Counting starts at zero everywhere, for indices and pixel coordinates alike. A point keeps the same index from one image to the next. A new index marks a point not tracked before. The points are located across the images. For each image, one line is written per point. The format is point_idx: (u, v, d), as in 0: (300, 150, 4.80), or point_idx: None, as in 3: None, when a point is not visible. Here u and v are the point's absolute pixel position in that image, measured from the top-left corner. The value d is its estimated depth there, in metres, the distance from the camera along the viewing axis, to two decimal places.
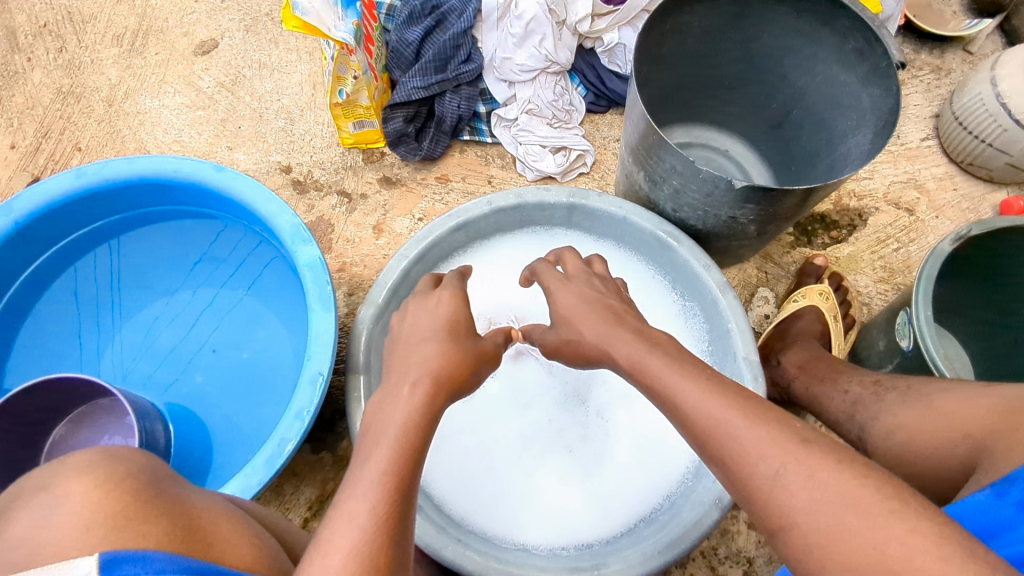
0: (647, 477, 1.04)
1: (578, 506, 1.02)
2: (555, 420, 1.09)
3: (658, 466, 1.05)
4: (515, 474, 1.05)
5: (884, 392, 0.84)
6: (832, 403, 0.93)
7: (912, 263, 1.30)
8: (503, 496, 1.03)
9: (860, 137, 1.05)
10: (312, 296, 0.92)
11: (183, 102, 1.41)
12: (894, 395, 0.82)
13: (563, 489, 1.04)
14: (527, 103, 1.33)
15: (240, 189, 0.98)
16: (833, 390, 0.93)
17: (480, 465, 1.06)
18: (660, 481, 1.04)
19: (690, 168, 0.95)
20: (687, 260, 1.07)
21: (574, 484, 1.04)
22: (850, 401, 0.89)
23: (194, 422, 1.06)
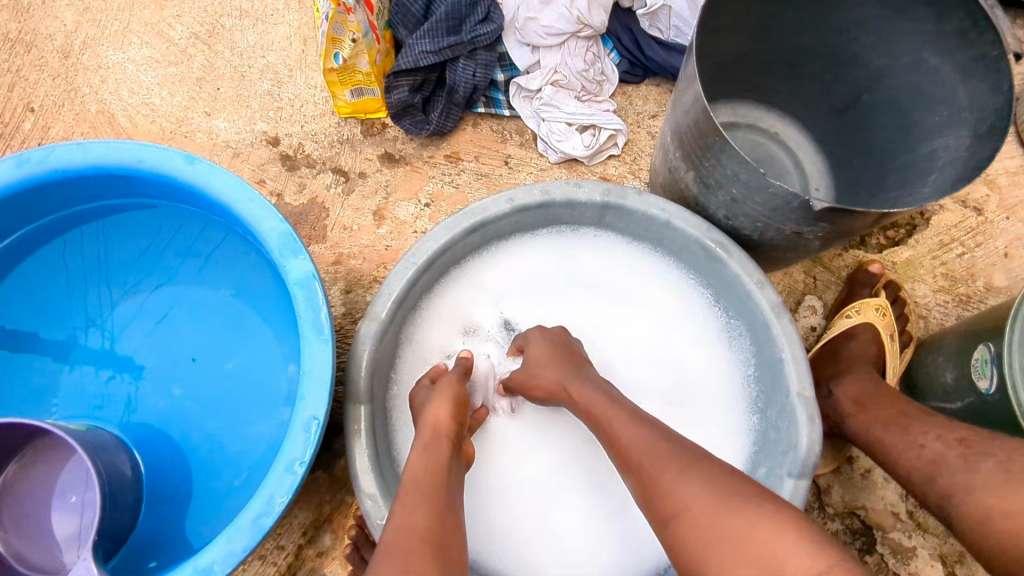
0: None
1: (601, 549, 0.93)
2: (580, 449, 0.98)
3: None
4: (534, 509, 0.95)
5: (978, 463, 0.75)
6: (905, 458, 0.83)
7: (976, 270, 1.16)
8: (521, 532, 0.94)
9: (951, 139, 0.89)
10: (303, 320, 0.78)
11: (152, 56, 1.22)
12: (994, 471, 0.72)
13: (585, 530, 0.94)
14: (553, 73, 1.15)
15: (216, 186, 0.82)
16: (906, 444, 0.84)
17: (497, 498, 0.95)
18: None
19: (756, 180, 0.80)
20: (737, 275, 0.93)
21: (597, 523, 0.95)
22: (928, 459, 0.80)
23: (171, 444, 0.94)
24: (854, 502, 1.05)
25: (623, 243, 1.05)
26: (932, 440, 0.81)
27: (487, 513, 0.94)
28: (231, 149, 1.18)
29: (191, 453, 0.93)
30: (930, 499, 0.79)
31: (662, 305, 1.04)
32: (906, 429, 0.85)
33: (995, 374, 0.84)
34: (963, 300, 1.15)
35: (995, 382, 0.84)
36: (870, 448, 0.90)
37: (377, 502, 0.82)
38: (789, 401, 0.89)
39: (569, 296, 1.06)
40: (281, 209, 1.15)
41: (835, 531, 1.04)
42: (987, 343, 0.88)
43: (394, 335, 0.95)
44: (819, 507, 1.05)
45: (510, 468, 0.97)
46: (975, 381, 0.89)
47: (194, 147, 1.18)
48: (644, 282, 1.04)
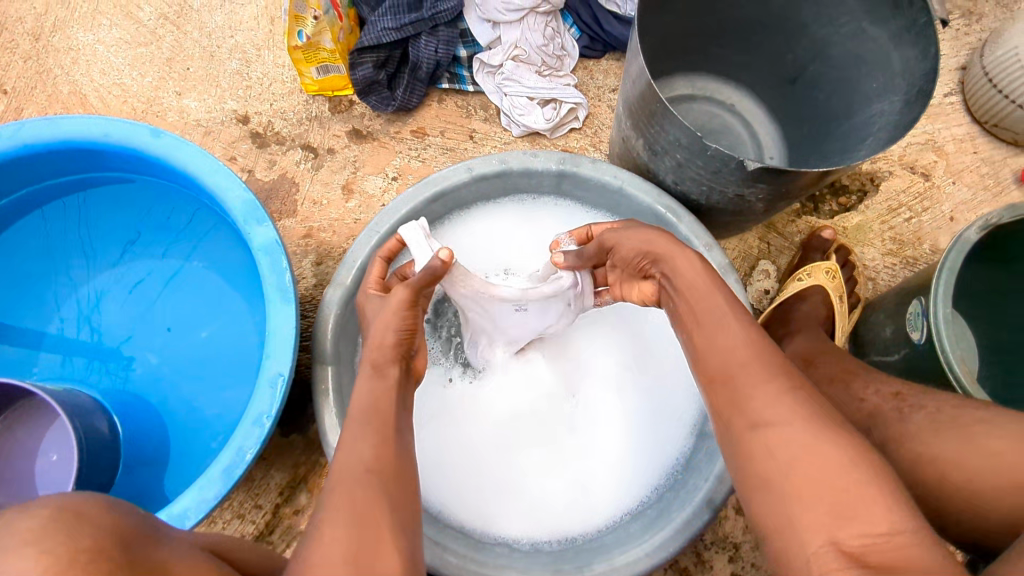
0: (635, 470, 0.99)
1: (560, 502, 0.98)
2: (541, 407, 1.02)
3: (647, 458, 1.00)
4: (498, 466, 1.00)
5: (910, 412, 0.79)
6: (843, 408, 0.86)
7: (923, 234, 1.21)
8: (485, 486, 0.99)
9: (887, 104, 0.94)
10: (267, 284, 0.82)
11: (121, 38, 1.24)
12: (924, 420, 0.76)
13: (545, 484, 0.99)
14: (514, 49, 1.18)
15: (181, 157, 0.85)
16: (846, 395, 0.87)
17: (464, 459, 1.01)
18: (648, 474, 0.99)
19: (696, 144, 0.84)
20: (686, 238, 0.97)
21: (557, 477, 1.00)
22: (867, 411, 0.83)
23: (149, 409, 0.98)
24: None
25: (582, 211, 1.09)
26: (871, 394, 0.85)
27: (452, 468, 0.99)
28: (202, 127, 1.21)
29: (168, 416, 0.98)
30: None
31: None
32: (847, 385, 0.90)
33: (924, 326, 0.90)
34: (910, 262, 1.20)
35: (924, 333, 0.90)
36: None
37: None
38: None
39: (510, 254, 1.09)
40: (252, 185, 1.18)
41: None
42: (919, 298, 0.93)
43: (360, 303, 0.99)
44: None
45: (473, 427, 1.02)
46: (910, 333, 0.94)
47: (165, 126, 1.21)
48: None
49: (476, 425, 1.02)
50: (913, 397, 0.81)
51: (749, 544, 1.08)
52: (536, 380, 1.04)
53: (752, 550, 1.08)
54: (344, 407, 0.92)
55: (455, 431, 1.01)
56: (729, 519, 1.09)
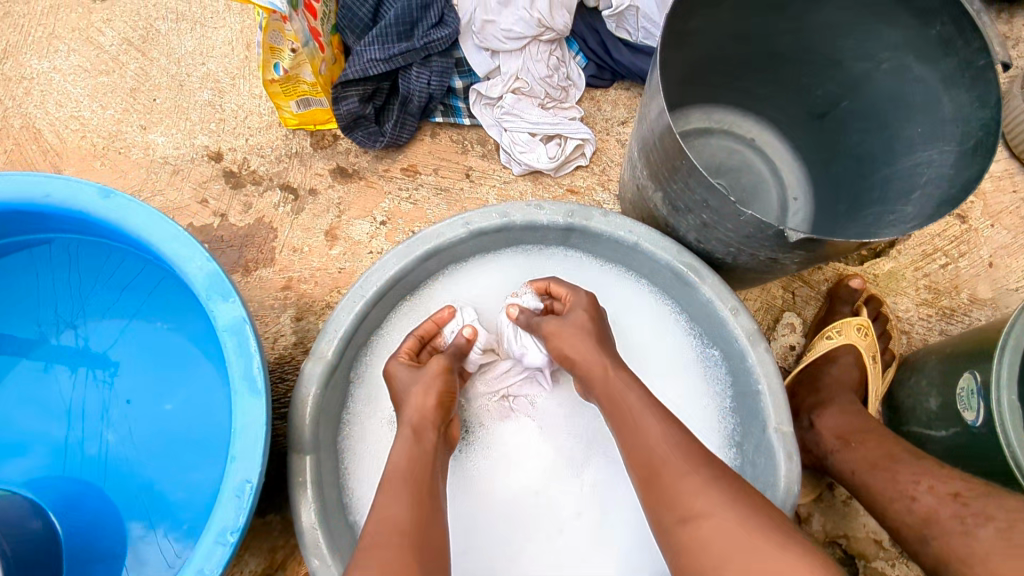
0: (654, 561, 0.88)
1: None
2: (543, 491, 0.92)
3: None
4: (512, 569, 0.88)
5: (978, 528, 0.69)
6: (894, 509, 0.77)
7: (960, 282, 1.11)
8: None
9: (934, 153, 0.84)
10: (234, 371, 0.70)
11: (80, 65, 1.12)
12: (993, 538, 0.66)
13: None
14: (514, 80, 1.07)
15: (134, 221, 0.73)
16: (893, 492, 0.78)
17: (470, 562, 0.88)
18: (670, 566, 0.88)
19: (727, 207, 0.73)
20: (710, 301, 0.87)
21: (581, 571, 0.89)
22: (919, 515, 0.75)
23: (104, 497, 0.87)
24: (835, 530, 0.99)
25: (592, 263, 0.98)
26: (925, 492, 0.75)
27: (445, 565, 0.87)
28: (169, 166, 1.09)
29: (126, 504, 0.86)
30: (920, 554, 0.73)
31: (632, 326, 0.97)
32: (893, 476, 0.79)
33: (981, 407, 0.80)
34: (947, 313, 1.10)
35: (981, 415, 0.80)
36: (851, 486, 0.85)
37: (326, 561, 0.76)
38: (766, 436, 0.84)
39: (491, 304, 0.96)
40: (225, 231, 1.07)
41: None
42: (974, 373, 0.83)
43: (344, 374, 0.87)
44: None
45: (467, 515, 0.90)
46: (962, 414, 0.84)
47: (129, 165, 1.09)
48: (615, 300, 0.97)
49: (473, 511, 0.91)
50: (976, 503, 0.71)
51: None
52: (535, 458, 0.93)
53: None
54: (325, 499, 0.80)
55: (449, 516, 0.89)
56: None
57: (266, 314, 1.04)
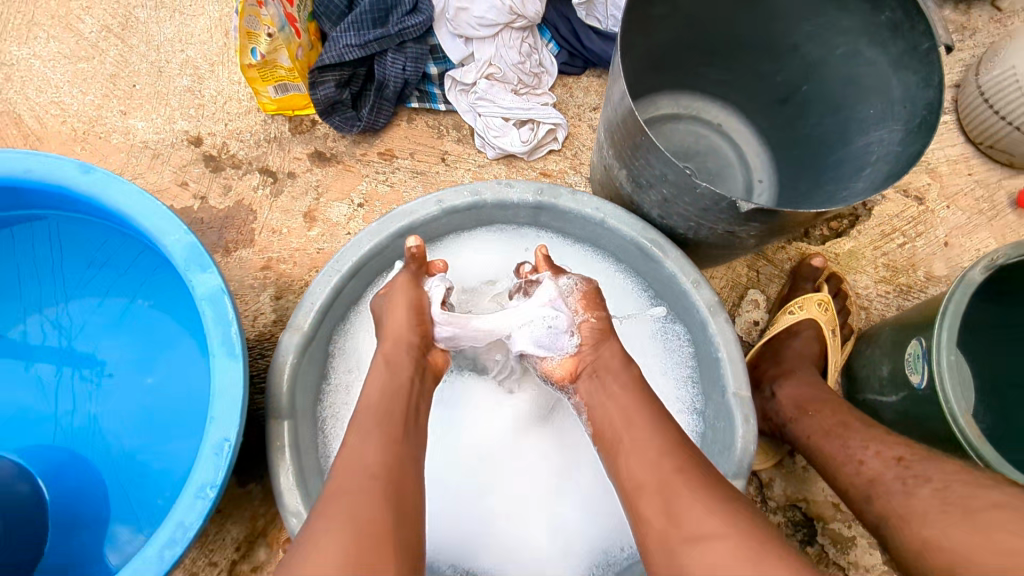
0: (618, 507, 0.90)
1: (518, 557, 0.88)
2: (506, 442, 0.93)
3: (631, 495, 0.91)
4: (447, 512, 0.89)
5: (916, 486, 0.72)
6: (843, 469, 0.82)
7: (917, 260, 1.16)
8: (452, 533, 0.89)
9: (885, 133, 0.88)
10: (211, 338, 0.73)
11: (60, 52, 1.14)
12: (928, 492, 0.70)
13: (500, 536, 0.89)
14: (488, 66, 1.11)
15: (114, 196, 0.76)
16: (845, 453, 0.83)
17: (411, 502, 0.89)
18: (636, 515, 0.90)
19: (685, 181, 0.77)
20: (673, 274, 0.91)
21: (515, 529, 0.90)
22: (867, 476, 0.79)
23: (87, 468, 0.89)
24: (795, 494, 1.06)
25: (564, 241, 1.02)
26: (871, 456, 0.80)
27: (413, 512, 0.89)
28: (150, 150, 1.11)
29: (107, 473, 0.88)
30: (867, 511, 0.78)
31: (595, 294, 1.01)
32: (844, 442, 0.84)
33: (926, 370, 0.85)
34: (904, 290, 1.15)
35: (926, 377, 0.85)
36: (807, 451, 0.90)
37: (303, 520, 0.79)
38: (725, 401, 0.88)
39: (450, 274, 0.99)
40: (205, 213, 1.09)
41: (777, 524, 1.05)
42: (919, 339, 0.87)
43: (321, 346, 0.90)
44: (761, 501, 1.06)
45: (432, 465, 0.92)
46: (910, 376, 0.89)
47: (110, 149, 1.11)
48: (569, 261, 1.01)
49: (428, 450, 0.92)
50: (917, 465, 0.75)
51: None
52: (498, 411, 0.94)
53: None
54: (303, 463, 0.84)
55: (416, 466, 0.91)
56: None
57: (246, 293, 1.07)
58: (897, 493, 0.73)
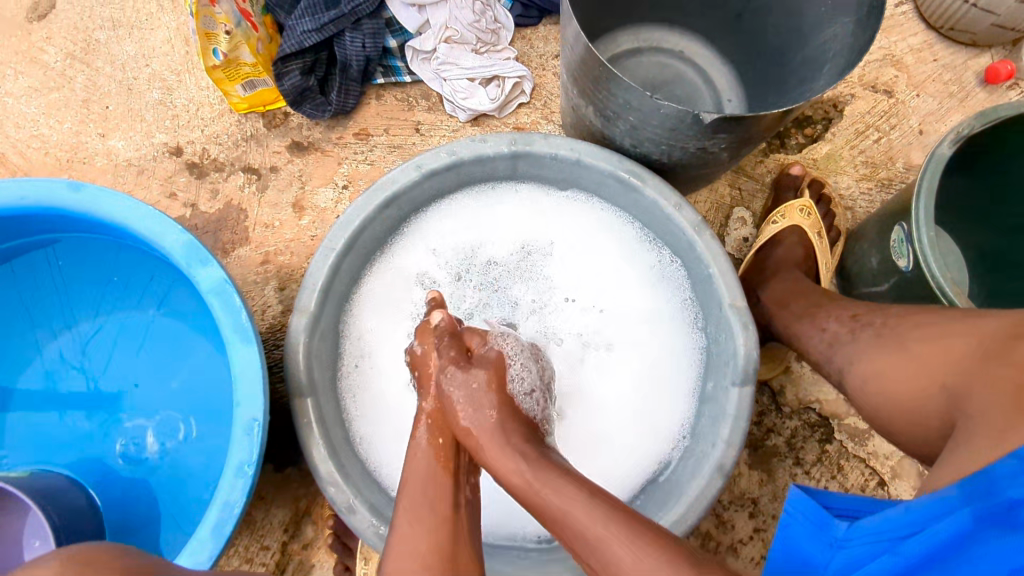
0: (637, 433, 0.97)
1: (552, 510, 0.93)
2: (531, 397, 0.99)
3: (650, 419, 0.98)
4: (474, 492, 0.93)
5: (859, 330, 0.79)
6: None
7: (894, 152, 1.18)
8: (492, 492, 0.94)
9: (839, 28, 0.89)
10: (224, 326, 0.77)
11: (30, 85, 1.17)
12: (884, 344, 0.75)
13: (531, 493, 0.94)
14: (445, 30, 1.12)
15: (109, 208, 0.79)
16: (811, 329, 0.87)
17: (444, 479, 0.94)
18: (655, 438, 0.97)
19: (647, 104, 0.79)
20: (654, 201, 0.93)
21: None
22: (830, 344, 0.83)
23: (132, 473, 0.93)
24: (808, 397, 1.09)
25: (546, 189, 1.04)
26: (834, 323, 0.84)
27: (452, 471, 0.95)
28: (134, 167, 1.14)
29: (152, 475, 0.93)
30: None
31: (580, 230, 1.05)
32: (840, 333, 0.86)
33: (910, 251, 0.87)
34: (885, 184, 1.17)
35: (911, 259, 0.87)
36: None
37: (341, 487, 0.83)
38: (723, 314, 0.91)
39: (445, 237, 1.04)
40: (198, 219, 1.12)
41: (794, 427, 1.08)
42: (902, 223, 0.90)
43: (329, 325, 0.94)
44: (776, 408, 1.09)
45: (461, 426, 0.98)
46: (897, 262, 0.91)
47: (96, 172, 1.14)
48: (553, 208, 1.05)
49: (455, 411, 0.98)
50: None
51: (766, 498, 1.07)
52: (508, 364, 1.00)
53: (770, 502, 1.06)
54: (331, 436, 0.88)
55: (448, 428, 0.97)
56: (743, 476, 1.07)
57: (251, 289, 1.10)
58: None
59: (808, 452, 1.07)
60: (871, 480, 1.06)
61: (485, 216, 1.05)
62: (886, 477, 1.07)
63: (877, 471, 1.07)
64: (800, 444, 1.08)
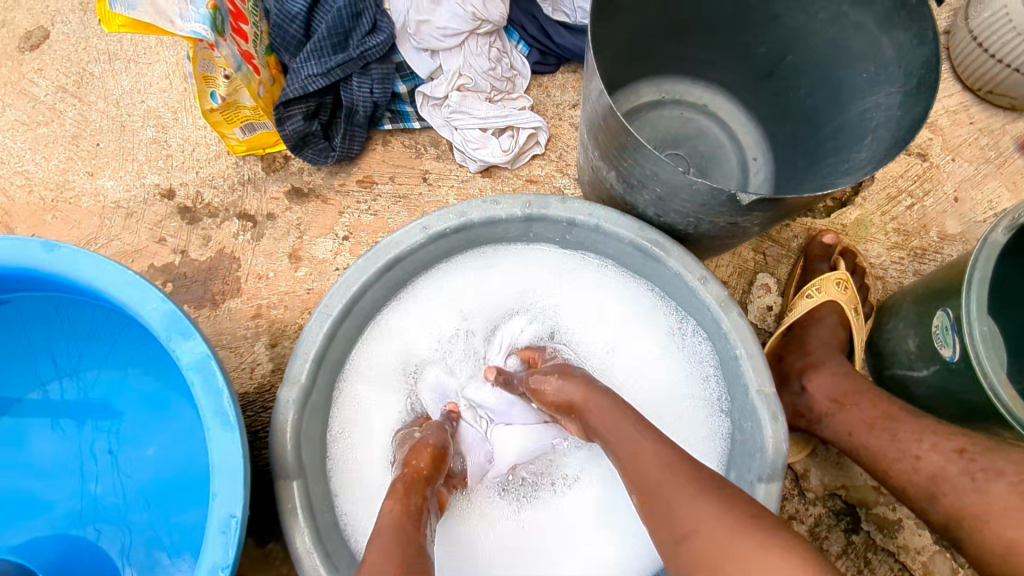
0: None
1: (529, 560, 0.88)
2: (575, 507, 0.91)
3: None
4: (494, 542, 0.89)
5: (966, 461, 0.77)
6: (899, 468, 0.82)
7: (928, 221, 1.11)
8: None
9: (882, 97, 0.83)
10: (203, 407, 0.69)
11: (17, 119, 1.11)
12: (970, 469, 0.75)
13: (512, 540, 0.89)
14: (458, 77, 1.06)
15: (83, 270, 0.72)
16: None
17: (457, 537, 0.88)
18: None
19: (677, 178, 0.73)
20: (678, 273, 0.86)
21: (541, 527, 0.90)
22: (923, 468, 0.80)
23: (97, 551, 0.84)
24: (833, 482, 1.01)
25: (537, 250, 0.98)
26: (928, 450, 0.78)
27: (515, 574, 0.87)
28: (123, 209, 1.08)
29: (119, 552, 0.84)
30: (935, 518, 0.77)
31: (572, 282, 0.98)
32: (894, 434, 0.82)
33: (956, 342, 0.80)
34: (918, 254, 1.10)
35: (957, 350, 0.81)
36: (851, 446, 0.87)
37: None
38: (750, 400, 0.83)
39: (433, 301, 0.97)
40: (187, 267, 1.05)
41: (818, 515, 0.99)
42: (946, 309, 0.83)
43: (322, 396, 0.86)
44: (798, 493, 1.00)
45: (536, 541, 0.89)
46: (939, 349, 0.85)
47: (82, 213, 1.07)
48: (544, 263, 0.98)
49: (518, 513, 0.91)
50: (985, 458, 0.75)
51: None
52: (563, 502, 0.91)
53: None
54: (318, 522, 0.79)
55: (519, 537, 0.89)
56: None
57: (239, 345, 1.02)
58: (970, 490, 0.73)
59: (832, 542, 0.98)
60: None
61: (474, 274, 0.97)
62: (916, 573, 0.97)
63: (907, 566, 0.97)
64: (824, 533, 0.98)
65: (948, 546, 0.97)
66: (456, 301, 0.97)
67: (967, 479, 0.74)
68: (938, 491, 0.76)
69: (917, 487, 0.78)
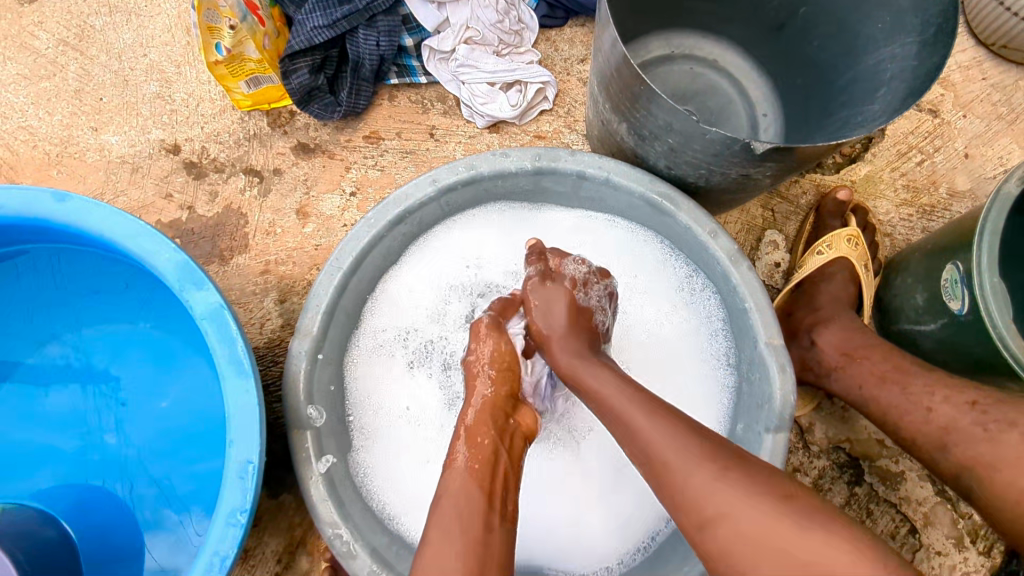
0: None
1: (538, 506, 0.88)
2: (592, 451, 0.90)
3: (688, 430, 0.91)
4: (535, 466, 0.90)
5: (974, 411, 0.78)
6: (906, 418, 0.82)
7: (937, 177, 1.11)
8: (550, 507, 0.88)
9: (898, 47, 0.82)
10: (218, 357, 0.70)
11: (19, 73, 1.09)
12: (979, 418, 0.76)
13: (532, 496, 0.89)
14: (465, 30, 1.06)
15: (93, 220, 0.72)
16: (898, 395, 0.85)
17: None
18: None
19: (691, 127, 0.73)
20: (688, 227, 0.85)
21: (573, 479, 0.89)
22: (938, 425, 0.79)
23: (115, 498, 0.86)
24: (837, 435, 1.02)
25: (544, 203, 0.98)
26: (939, 402, 0.79)
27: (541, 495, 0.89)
28: (128, 164, 1.07)
29: (137, 500, 0.86)
30: (942, 466, 0.79)
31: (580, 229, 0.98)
32: (904, 387, 0.83)
33: (966, 294, 0.81)
34: (927, 211, 1.10)
35: (967, 302, 0.81)
36: (859, 398, 0.88)
37: (340, 530, 0.76)
38: (758, 351, 0.83)
39: (441, 251, 0.96)
40: (194, 223, 1.05)
41: (822, 468, 1.01)
42: (956, 262, 0.83)
43: (334, 349, 0.87)
44: (804, 447, 1.02)
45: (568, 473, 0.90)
46: (948, 302, 0.85)
47: (87, 168, 1.07)
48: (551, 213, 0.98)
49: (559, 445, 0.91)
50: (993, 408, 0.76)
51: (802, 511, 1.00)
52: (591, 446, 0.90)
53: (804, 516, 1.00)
54: (332, 471, 0.81)
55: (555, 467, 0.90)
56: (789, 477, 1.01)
57: (249, 300, 1.03)
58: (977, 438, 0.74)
59: (836, 494, 1.00)
60: (902, 527, 0.99)
61: (480, 222, 0.97)
62: (917, 524, 0.99)
63: (908, 517, 0.99)
64: (826, 485, 1.00)
65: (948, 496, 0.99)
66: (463, 248, 0.97)
67: (980, 429, 0.75)
68: (948, 442, 0.78)
69: (927, 436, 0.79)
